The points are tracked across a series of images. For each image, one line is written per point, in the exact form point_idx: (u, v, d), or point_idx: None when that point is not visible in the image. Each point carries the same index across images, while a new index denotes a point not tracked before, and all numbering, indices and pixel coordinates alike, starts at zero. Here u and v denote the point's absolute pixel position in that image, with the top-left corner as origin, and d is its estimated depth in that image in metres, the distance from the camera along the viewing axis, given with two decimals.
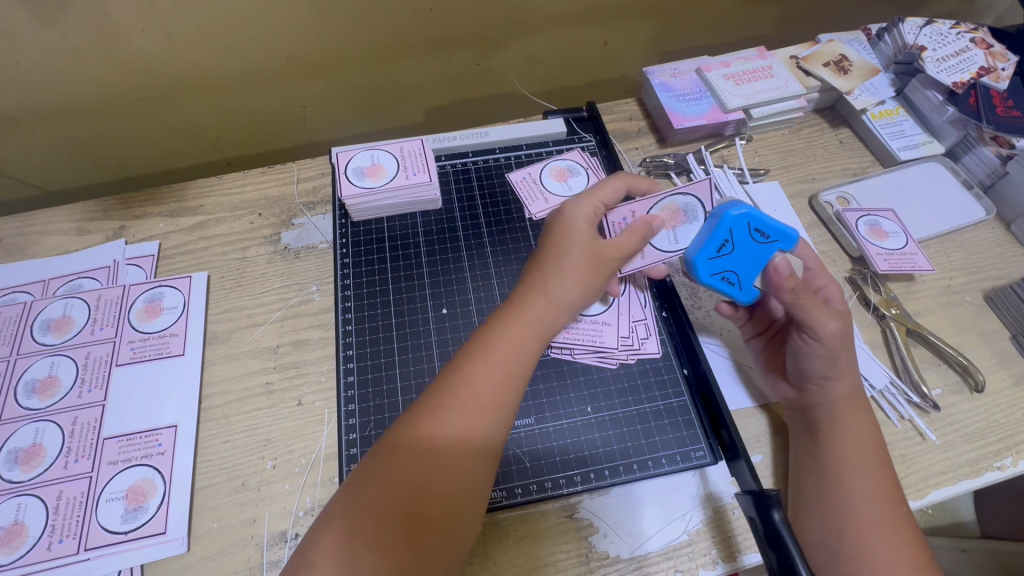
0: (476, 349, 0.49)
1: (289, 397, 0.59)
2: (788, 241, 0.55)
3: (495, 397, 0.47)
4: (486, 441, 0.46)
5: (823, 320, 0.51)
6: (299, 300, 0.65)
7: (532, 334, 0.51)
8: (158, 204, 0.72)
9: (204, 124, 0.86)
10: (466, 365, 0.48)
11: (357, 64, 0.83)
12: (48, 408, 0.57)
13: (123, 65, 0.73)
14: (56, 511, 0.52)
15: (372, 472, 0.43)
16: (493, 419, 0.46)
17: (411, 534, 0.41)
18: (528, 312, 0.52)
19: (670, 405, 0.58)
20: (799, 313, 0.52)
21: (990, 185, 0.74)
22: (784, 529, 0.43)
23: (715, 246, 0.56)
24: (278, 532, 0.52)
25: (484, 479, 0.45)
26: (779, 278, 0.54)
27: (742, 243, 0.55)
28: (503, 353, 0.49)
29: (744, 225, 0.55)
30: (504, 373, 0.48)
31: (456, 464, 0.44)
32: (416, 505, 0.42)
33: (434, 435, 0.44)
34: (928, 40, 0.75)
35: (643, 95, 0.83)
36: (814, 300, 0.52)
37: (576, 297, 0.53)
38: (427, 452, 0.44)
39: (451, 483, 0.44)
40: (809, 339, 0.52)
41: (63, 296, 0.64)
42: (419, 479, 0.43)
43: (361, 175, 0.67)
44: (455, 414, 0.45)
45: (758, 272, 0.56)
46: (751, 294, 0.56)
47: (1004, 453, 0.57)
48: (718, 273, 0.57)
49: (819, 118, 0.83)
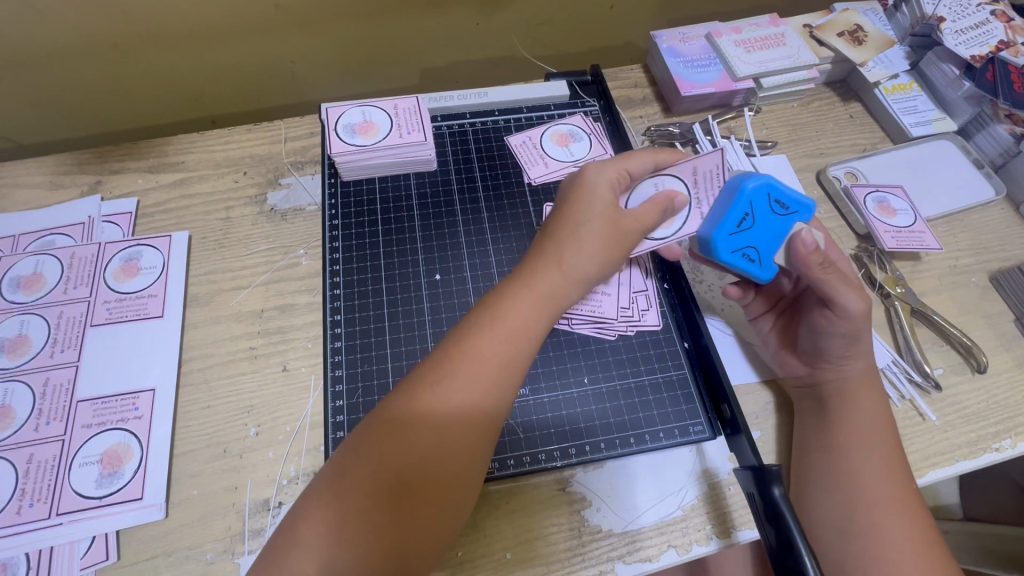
0: (482, 318, 0.47)
1: (274, 362, 0.56)
2: (806, 212, 0.52)
3: (497, 374, 0.45)
4: (487, 420, 0.44)
5: (849, 296, 0.49)
6: (285, 264, 0.62)
7: (542, 309, 0.48)
8: (137, 160, 0.68)
9: (187, 78, 0.82)
10: (470, 337, 0.45)
11: (350, 18, 0.79)
12: (18, 368, 0.54)
13: (99, 8, 0.68)
14: (25, 475, 0.49)
15: (364, 448, 0.41)
16: (495, 397, 0.44)
17: (402, 513, 0.39)
18: (538, 284, 0.49)
19: (669, 378, 0.56)
20: (825, 289, 0.50)
21: (1001, 165, 0.72)
22: (784, 505, 0.42)
23: (734, 222, 0.52)
24: (260, 500, 0.50)
25: (482, 459, 0.43)
26: (805, 254, 0.50)
27: (763, 217, 0.52)
28: (510, 326, 0.46)
29: (763, 198, 0.51)
30: (508, 348, 0.46)
31: (454, 442, 0.42)
32: (411, 485, 0.40)
33: (433, 410, 0.42)
34: (948, 11, 0.72)
35: (649, 61, 0.79)
36: (840, 276, 0.50)
37: (591, 271, 0.50)
38: (423, 428, 0.42)
39: (449, 465, 0.42)
40: (833, 315, 0.51)
41: (34, 253, 0.61)
42: (415, 456, 0.41)
43: (352, 132, 0.63)
44: (456, 390, 0.43)
45: (778, 248, 0.53)
46: (770, 270, 0.53)
47: (1003, 435, 0.56)
48: (738, 251, 0.53)
49: (830, 91, 0.80)
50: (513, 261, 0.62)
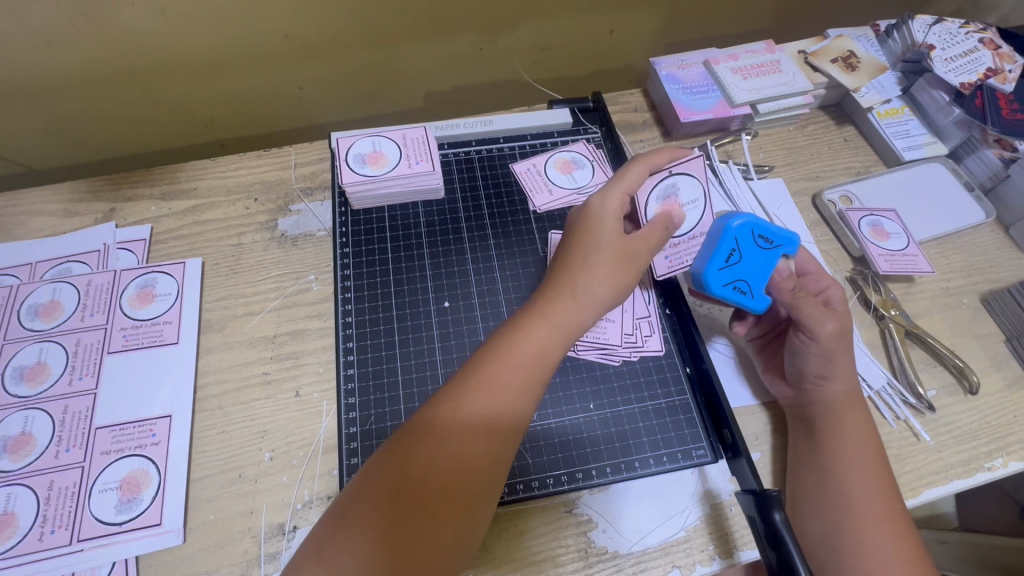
0: (499, 349, 0.48)
1: (287, 388, 0.58)
2: (790, 245, 0.56)
3: (513, 405, 0.46)
4: (501, 450, 0.45)
5: (817, 317, 0.53)
6: (296, 290, 0.64)
7: (558, 339, 0.50)
8: (150, 187, 0.70)
9: (197, 104, 0.83)
10: (489, 368, 0.47)
11: (357, 46, 0.81)
12: (37, 396, 0.55)
13: (114, 41, 0.70)
14: (47, 502, 0.51)
15: (385, 469, 0.43)
16: (511, 429, 0.46)
17: (414, 540, 0.40)
18: (554, 313, 0.50)
19: (672, 403, 0.58)
20: (795, 312, 0.54)
21: (991, 188, 0.74)
22: (785, 529, 0.44)
23: (723, 257, 0.55)
24: (276, 524, 0.52)
25: (493, 489, 0.45)
26: (777, 281, 0.56)
27: (749, 252, 0.55)
28: (526, 358, 0.48)
29: (747, 234, 0.55)
30: (525, 382, 0.47)
31: (467, 469, 0.43)
32: (424, 511, 0.41)
33: (451, 432, 0.44)
34: (938, 39, 0.75)
35: (648, 86, 0.81)
36: (809, 299, 0.54)
37: (603, 296, 0.52)
38: (439, 455, 0.43)
39: (462, 492, 0.43)
40: (804, 335, 0.54)
41: (51, 281, 0.62)
42: (432, 481, 0.42)
43: (362, 162, 0.65)
44: (474, 419, 0.45)
45: (766, 279, 0.56)
46: (762, 301, 0.55)
47: (995, 455, 0.58)
48: (729, 284, 0.55)
49: (825, 115, 0.82)
50: (519, 287, 0.64)
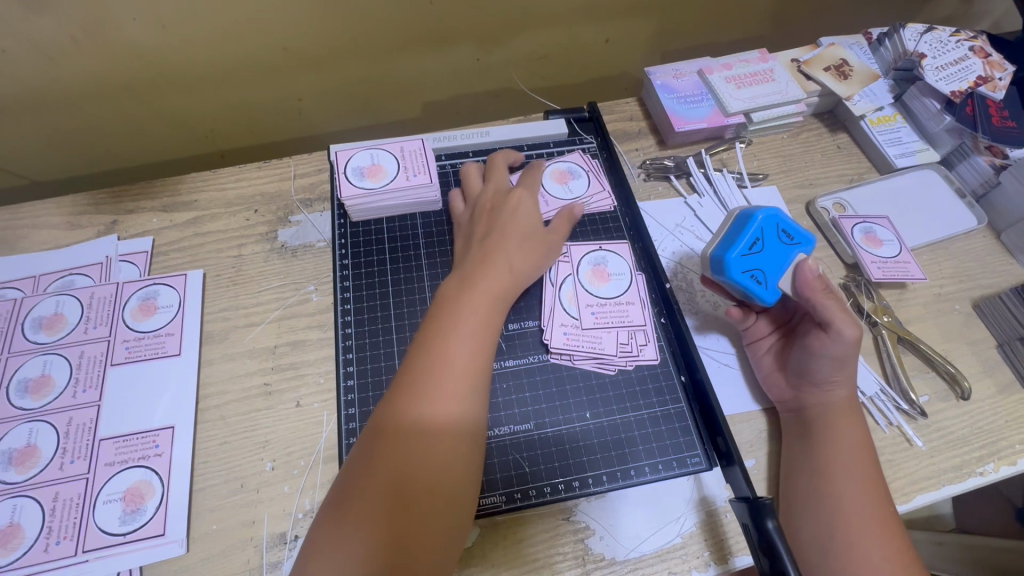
0: (440, 324, 0.52)
1: (288, 399, 0.59)
2: (809, 245, 0.56)
3: (465, 370, 0.50)
4: (465, 414, 0.48)
5: (844, 323, 0.53)
6: (297, 300, 0.64)
7: (492, 308, 0.55)
8: (151, 199, 0.71)
9: (197, 116, 0.84)
10: (432, 343, 0.51)
11: (355, 58, 0.82)
12: (42, 408, 0.56)
13: (115, 55, 0.71)
14: (52, 513, 0.51)
15: (365, 457, 0.46)
16: (469, 391, 0.49)
17: (404, 509, 0.43)
18: (484, 286, 0.55)
19: (667, 412, 0.58)
20: (823, 313, 0.53)
21: (983, 195, 0.74)
22: (777, 536, 0.45)
23: (745, 244, 0.55)
24: (277, 534, 0.52)
25: (472, 452, 0.48)
26: (808, 279, 0.54)
27: (771, 244, 0.55)
28: (466, 327, 0.52)
29: (772, 227, 0.56)
30: (471, 349, 0.51)
31: (439, 438, 0.46)
32: (407, 484, 0.44)
33: (410, 411, 0.47)
34: (928, 48, 0.76)
35: (644, 95, 0.82)
36: (839, 304, 0.53)
37: (529, 269, 0.59)
38: (410, 431, 0.46)
39: (441, 460, 0.46)
40: (826, 338, 0.54)
41: (54, 293, 0.63)
42: (409, 455, 0.45)
43: (361, 175, 0.66)
44: (431, 390, 0.48)
45: (783, 274, 0.56)
46: (774, 294, 0.55)
47: (986, 460, 0.59)
48: (748, 271, 0.55)
49: (818, 122, 0.83)
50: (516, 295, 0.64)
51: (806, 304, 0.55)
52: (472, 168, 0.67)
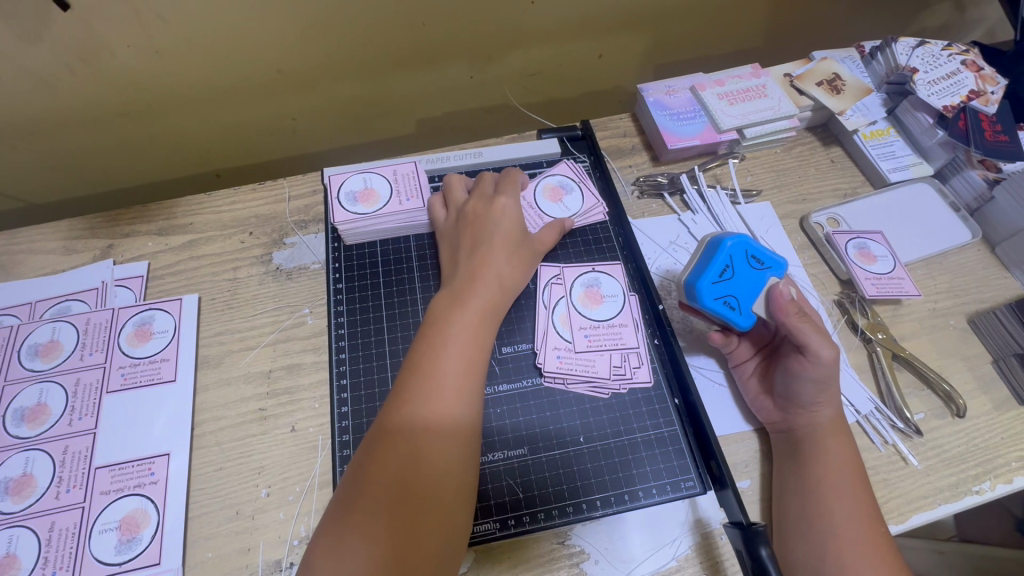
0: (433, 338, 0.52)
1: (283, 424, 0.59)
2: (780, 268, 0.57)
3: (459, 383, 0.50)
4: (458, 427, 0.48)
5: (821, 345, 0.53)
6: (292, 324, 0.65)
7: (482, 320, 0.55)
8: (147, 223, 0.71)
9: (192, 137, 0.85)
10: (425, 358, 0.51)
11: (349, 77, 0.82)
12: (37, 437, 0.56)
13: (110, 80, 0.71)
14: (48, 543, 0.52)
15: (360, 474, 0.46)
16: (461, 405, 0.49)
17: (400, 523, 0.43)
18: (474, 298, 0.56)
19: (660, 435, 0.58)
20: (797, 337, 0.54)
21: (976, 209, 0.75)
22: (770, 563, 0.45)
23: (716, 272, 0.56)
24: (273, 561, 0.52)
25: (467, 465, 0.48)
26: (782, 304, 0.54)
27: (741, 270, 0.57)
28: (457, 340, 0.52)
29: (741, 253, 0.57)
30: (463, 362, 0.51)
31: (432, 451, 0.47)
32: (402, 499, 0.44)
33: (404, 427, 0.47)
34: (920, 62, 0.76)
35: (637, 111, 0.82)
36: (814, 327, 0.54)
37: (516, 277, 0.61)
38: (404, 445, 0.46)
39: (435, 473, 0.46)
40: (805, 360, 0.54)
41: (50, 320, 0.63)
42: (404, 469, 0.45)
43: (354, 200, 0.67)
44: (424, 404, 0.48)
45: (756, 298, 0.57)
46: (748, 318, 0.57)
47: (983, 478, 0.59)
48: (720, 298, 0.57)
49: (811, 136, 0.83)
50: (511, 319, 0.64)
51: (783, 327, 0.56)
52: (456, 177, 0.67)
